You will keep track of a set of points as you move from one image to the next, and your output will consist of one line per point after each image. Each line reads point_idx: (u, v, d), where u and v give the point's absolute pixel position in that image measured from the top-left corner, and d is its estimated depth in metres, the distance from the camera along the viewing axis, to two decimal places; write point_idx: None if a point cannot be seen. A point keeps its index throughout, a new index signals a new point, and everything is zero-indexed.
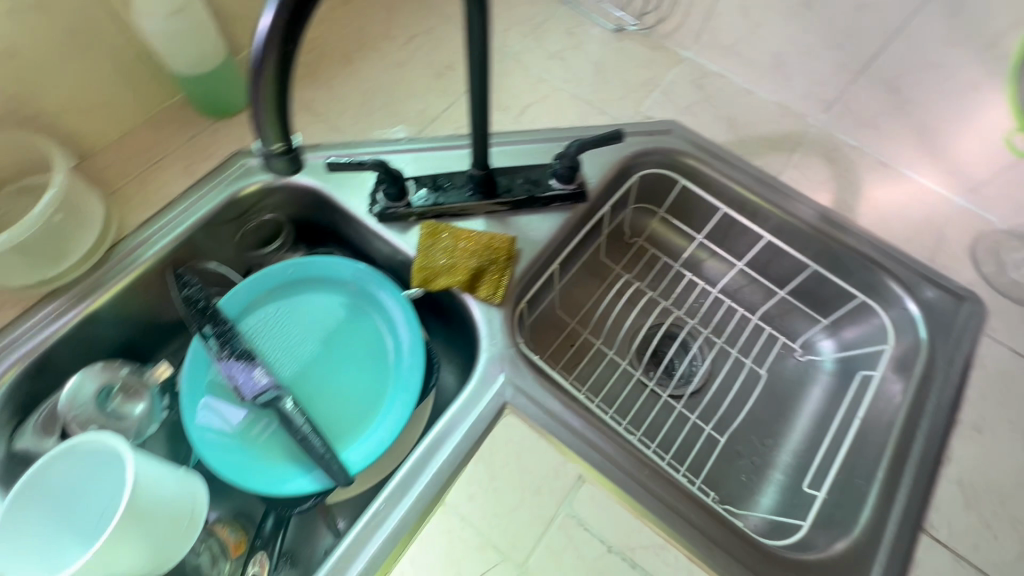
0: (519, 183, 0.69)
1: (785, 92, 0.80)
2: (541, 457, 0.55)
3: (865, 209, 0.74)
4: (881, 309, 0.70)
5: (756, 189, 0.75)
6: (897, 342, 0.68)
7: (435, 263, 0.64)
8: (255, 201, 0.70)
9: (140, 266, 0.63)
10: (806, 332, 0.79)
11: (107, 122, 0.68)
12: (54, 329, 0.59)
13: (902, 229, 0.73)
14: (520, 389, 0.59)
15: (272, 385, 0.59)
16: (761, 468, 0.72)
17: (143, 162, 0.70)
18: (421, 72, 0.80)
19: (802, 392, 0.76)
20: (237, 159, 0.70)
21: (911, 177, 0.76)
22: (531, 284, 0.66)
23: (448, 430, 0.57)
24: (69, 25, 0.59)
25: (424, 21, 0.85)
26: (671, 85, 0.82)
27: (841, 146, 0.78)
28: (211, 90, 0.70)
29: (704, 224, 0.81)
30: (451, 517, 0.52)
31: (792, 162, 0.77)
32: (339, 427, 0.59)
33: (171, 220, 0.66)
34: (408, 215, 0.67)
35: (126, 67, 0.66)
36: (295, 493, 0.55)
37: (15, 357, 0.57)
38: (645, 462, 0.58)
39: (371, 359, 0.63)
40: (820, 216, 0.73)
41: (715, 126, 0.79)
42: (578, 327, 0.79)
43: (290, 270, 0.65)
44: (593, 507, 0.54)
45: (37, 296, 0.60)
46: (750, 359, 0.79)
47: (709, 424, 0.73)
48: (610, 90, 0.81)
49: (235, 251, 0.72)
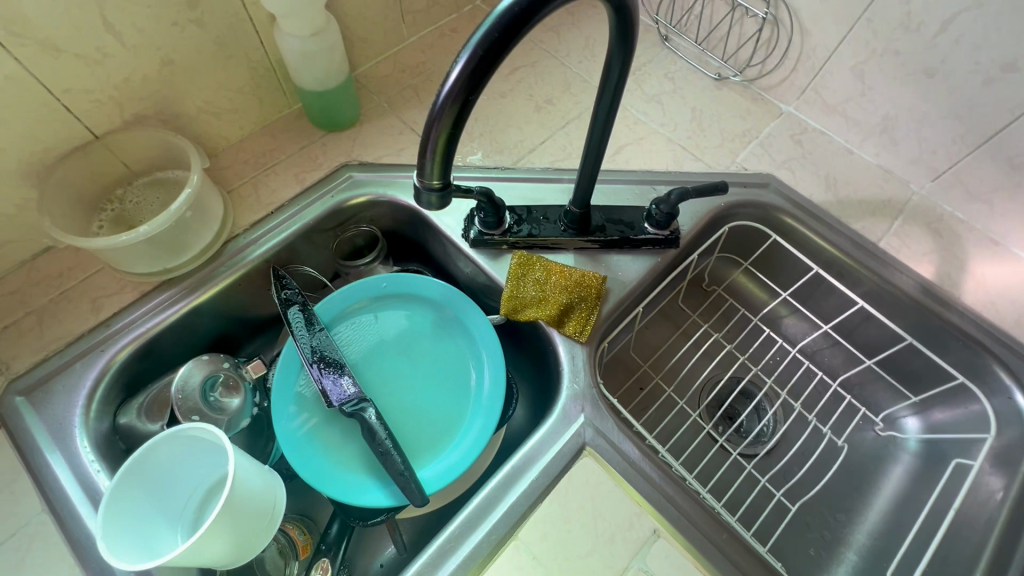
0: (612, 223, 0.69)
1: (890, 157, 0.77)
2: (616, 504, 0.54)
3: (971, 287, 0.70)
4: (982, 397, 0.66)
5: (853, 253, 0.73)
6: (998, 433, 0.64)
7: (524, 292, 0.65)
8: (355, 213, 0.73)
9: (247, 264, 0.66)
10: (890, 406, 0.76)
11: (231, 126, 0.73)
12: (166, 316, 0.63)
13: (1011, 312, 0.69)
14: (600, 431, 0.59)
15: (358, 395, 0.61)
16: (833, 544, 0.68)
17: (257, 166, 0.74)
18: (521, 103, 0.83)
19: (883, 469, 0.72)
20: (343, 171, 0.74)
21: (1022, 259, 0.72)
22: (615, 325, 0.66)
23: (527, 464, 0.57)
24: (218, 38, 0.64)
25: (526, 54, 0.88)
26: (769, 138, 0.82)
27: (947, 218, 0.75)
28: (328, 106, 0.74)
29: (790, 281, 0.79)
30: (523, 553, 0.52)
31: (893, 228, 0.74)
32: (416, 446, 0.61)
33: (279, 224, 0.69)
34: (500, 244, 0.68)
35: (257, 77, 0.71)
36: (371, 505, 0.56)
37: (129, 339, 0.61)
38: (723, 525, 0.56)
39: (452, 382, 0.64)
40: (921, 288, 0.70)
41: (813, 184, 0.78)
42: (649, 370, 0.78)
43: (385, 284, 0.67)
44: (666, 564, 0.52)
45: (154, 284, 0.64)
46: (828, 428, 0.75)
47: (780, 489, 0.70)
48: (706, 138, 0.81)
49: (328, 257, 0.75)
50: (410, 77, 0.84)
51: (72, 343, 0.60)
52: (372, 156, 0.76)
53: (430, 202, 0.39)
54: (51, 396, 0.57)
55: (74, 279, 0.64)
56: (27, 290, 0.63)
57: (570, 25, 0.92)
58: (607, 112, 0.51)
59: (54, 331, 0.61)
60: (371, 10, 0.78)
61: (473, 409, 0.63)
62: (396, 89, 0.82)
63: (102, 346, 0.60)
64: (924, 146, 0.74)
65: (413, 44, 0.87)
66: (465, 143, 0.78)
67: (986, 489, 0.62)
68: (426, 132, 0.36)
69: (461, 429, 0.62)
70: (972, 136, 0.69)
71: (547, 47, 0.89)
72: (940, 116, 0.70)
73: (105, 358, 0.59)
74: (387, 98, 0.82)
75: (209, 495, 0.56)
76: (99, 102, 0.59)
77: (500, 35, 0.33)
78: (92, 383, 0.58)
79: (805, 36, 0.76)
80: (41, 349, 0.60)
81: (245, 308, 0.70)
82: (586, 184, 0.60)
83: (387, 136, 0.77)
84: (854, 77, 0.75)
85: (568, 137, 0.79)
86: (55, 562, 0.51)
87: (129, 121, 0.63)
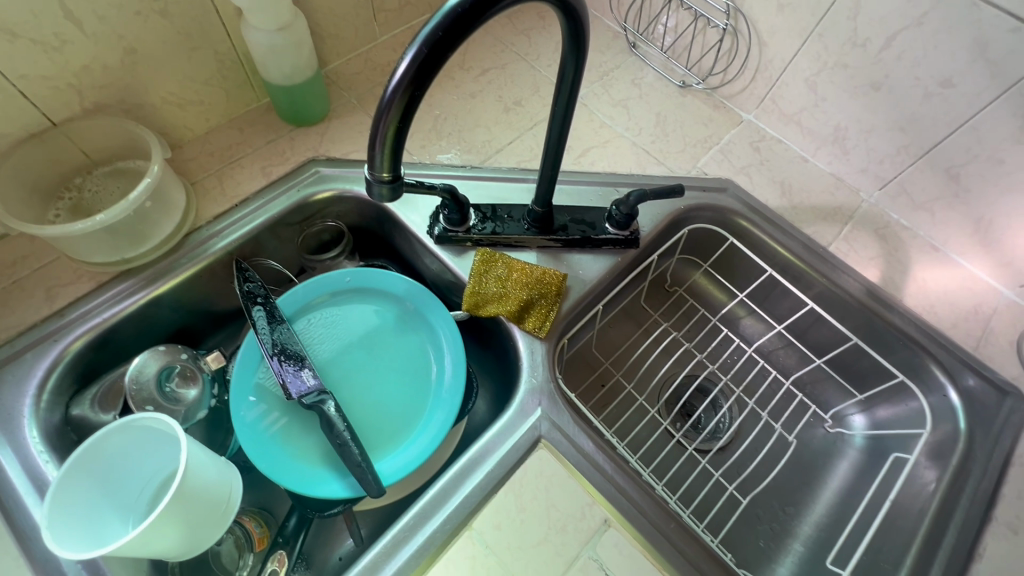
0: (574, 223, 0.71)
1: (841, 165, 0.81)
2: (569, 495, 0.56)
3: (912, 290, 0.74)
4: (920, 394, 0.70)
5: (804, 256, 0.76)
6: (934, 428, 0.68)
7: (485, 289, 0.66)
8: (322, 207, 0.74)
9: (209, 257, 0.66)
10: (838, 404, 0.79)
11: (196, 118, 0.73)
12: (123, 307, 0.62)
13: (949, 314, 0.73)
14: (556, 424, 0.60)
15: (317, 387, 0.61)
16: (781, 536, 0.71)
17: (223, 158, 0.74)
18: (491, 104, 0.84)
19: (830, 463, 0.76)
20: (310, 166, 0.74)
21: (961, 264, 0.76)
22: (575, 322, 0.68)
23: (483, 455, 0.58)
24: (183, 29, 0.64)
25: (498, 57, 0.89)
26: (729, 145, 0.85)
27: (893, 225, 0.79)
28: (296, 101, 0.74)
29: (748, 283, 0.82)
30: (476, 543, 0.53)
31: (842, 234, 0.78)
32: (375, 438, 0.61)
33: (243, 217, 0.69)
34: (464, 241, 0.69)
35: (223, 70, 0.71)
36: (327, 496, 0.57)
37: (84, 329, 0.60)
38: (672, 515, 0.58)
39: (413, 375, 0.65)
40: (867, 291, 0.74)
41: (768, 189, 0.81)
42: (610, 368, 0.80)
43: (349, 278, 0.68)
44: (615, 553, 0.54)
45: (112, 274, 0.63)
46: (780, 425, 0.78)
47: (732, 483, 0.73)
48: (669, 143, 0.84)
49: (294, 251, 0.75)
50: (381, 75, 0.85)
51: (25, 332, 0.59)
52: (340, 152, 0.76)
53: (381, 194, 0.40)
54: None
55: (28, 268, 0.63)
56: None
57: (542, 30, 0.93)
58: (564, 112, 0.52)
59: (5, 321, 0.60)
60: (341, 8, 0.78)
61: (433, 402, 0.63)
62: (367, 87, 0.83)
63: (55, 335, 0.59)
64: (873, 156, 0.77)
65: (384, 43, 0.88)
66: (434, 141, 0.79)
67: (921, 481, 0.65)
68: (376, 122, 0.36)
69: (421, 422, 0.62)
70: (915, 147, 0.73)
71: (518, 50, 0.91)
72: (887, 128, 0.74)
73: (58, 348, 0.59)
74: (357, 95, 0.82)
75: (162, 486, 0.56)
76: (57, 89, 0.58)
77: (447, 31, 0.34)
78: (43, 373, 0.57)
79: (763, 47, 0.79)
80: None
81: (207, 300, 0.69)
82: (547, 183, 0.62)
83: (355, 132, 0.78)
84: (808, 89, 0.78)
85: (535, 138, 0.81)
86: None
87: (90, 109, 0.62)
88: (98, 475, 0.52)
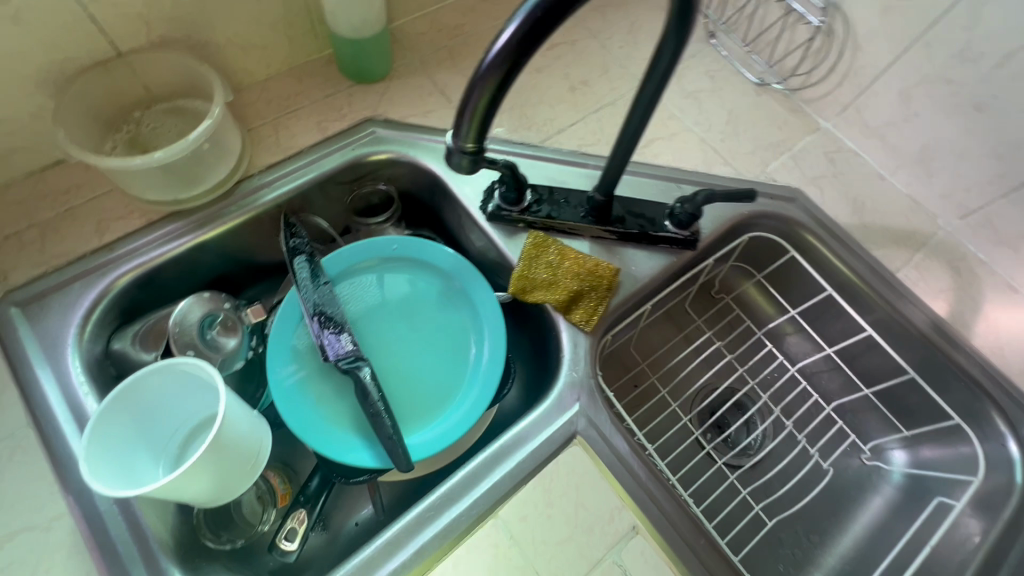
0: (633, 216, 0.68)
1: (922, 188, 0.76)
2: (600, 496, 0.54)
3: (982, 330, 0.70)
4: (975, 439, 0.66)
5: (869, 280, 0.72)
6: (985, 477, 0.64)
7: (535, 274, 0.64)
8: (374, 169, 0.72)
9: (259, 207, 0.65)
10: (880, 437, 0.76)
11: (257, 63, 0.71)
12: (171, 248, 0.61)
13: (1018, 360, 0.68)
14: (592, 422, 0.58)
15: (355, 353, 0.60)
16: (803, 563, 0.69)
17: (280, 108, 0.72)
18: (556, 80, 0.80)
19: (863, 497, 0.73)
20: (366, 126, 0.72)
21: None
22: (621, 319, 0.65)
23: (514, 445, 0.57)
24: None
25: (568, 31, 0.85)
26: (803, 152, 0.80)
27: (970, 258, 0.74)
28: (360, 56, 0.71)
29: (802, 299, 0.78)
30: (500, 532, 0.52)
31: (913, 261, 0.73)
32: (406, 412, 0.61)
33: (295, 171, 0.68)
34: (517, 221, 0.67)
35: (290, 15, 0.69)
36: (355, 464, 0.56)
37: (131, 265, 0.60)
38: (701, 530, 0.56)
39: (449, 353, 0.64)
40: (932, 325, 0.69)
41: (839, 205, 0.76)
42: (645, 369, 0.78)
43: (395, 246, 0.66)
44: (640, 561, 0.52)
45: (163, 214, 0.62)
46: (816, 450, 0.75)
47: (759, 503, 0.71)
48: (739, 143, 0.79)
49: (341, 210, 0.74)
50: (446, 38, 0.81)
51: (74, 261, 0.59)
52: (398, 115, 0.74)
53: (460, 163, 0.39)
54: (47, 311, 0.56)
55: (81, 198, 0.62)
56: (32, 202, 0.62)
57: (617, 7, 0.89)
58: (650, 97, 0.49)
59: (56, 248, 0.59)
60: None
61: (468, 382, 0.62)
62: (430, 48, 0.80)
63: (103, 269, 0.59)
64: (959, 182, 0.72)
65: (453, 4, 0.84)
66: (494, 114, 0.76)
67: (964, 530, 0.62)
68: (467, 92, 0.34)
69: (454, 401, 0.61)
70: (1009, 178, 0.68)
71: (590, 26, 0.86)
72: (982, 154, 0.69)
73: (105, 281, 0.59)
74: (420, 56, 0.79)
75: (188, 438, 0.56)
76: (126, 17, 0.57)
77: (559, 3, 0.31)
78: (89, 305, 0.57)
79: (857, 51, 0.74)
80: (41, 264, 0.59)
81: (251, 251, 0.69)
82: (614, 172, 0.59)
83: (415, 95, 0.75)
84: (900, 101, 0.73)
85: (600, 122, 0.77)
86: (34, 479, 0.50)
87: (155, 42, 0.61)
88: (133, 414, 0.51)
